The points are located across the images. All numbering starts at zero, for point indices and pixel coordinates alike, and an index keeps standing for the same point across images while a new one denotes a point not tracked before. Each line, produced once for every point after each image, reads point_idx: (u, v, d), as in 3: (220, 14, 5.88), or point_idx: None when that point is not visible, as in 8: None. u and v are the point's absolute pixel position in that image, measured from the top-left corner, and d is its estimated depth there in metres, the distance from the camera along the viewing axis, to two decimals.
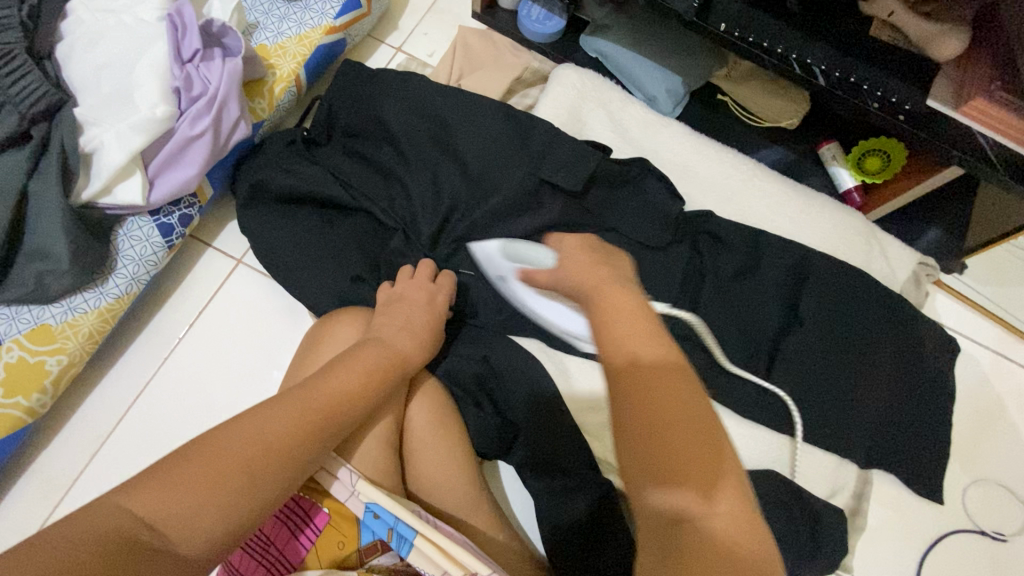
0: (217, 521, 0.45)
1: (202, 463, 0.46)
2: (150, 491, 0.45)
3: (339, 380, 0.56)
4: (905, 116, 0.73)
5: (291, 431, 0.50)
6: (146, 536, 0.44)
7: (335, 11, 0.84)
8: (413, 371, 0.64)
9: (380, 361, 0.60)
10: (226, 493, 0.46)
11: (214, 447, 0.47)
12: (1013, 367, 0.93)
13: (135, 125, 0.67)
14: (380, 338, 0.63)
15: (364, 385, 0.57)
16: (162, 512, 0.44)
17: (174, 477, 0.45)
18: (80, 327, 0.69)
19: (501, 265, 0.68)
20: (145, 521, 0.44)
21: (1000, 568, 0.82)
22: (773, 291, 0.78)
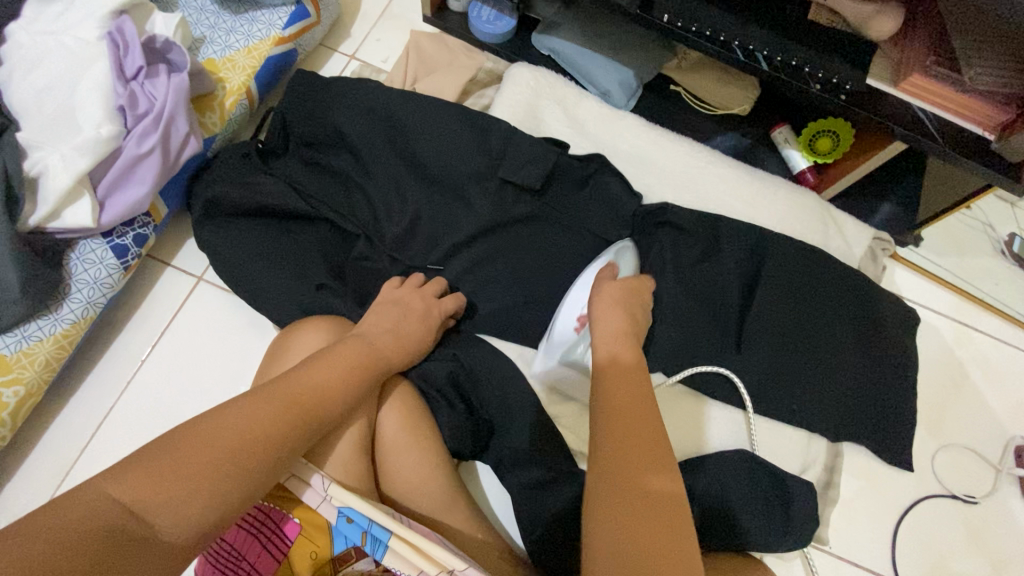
0: (204, 509, 0.45)
1: (187, 459, 0.46)
2: (132, 480, 0.44)
3: (309, 380, 0.56)
4: (846, 96, 0.75)
5: (253, 441, 0.49)
6: (131, 526, 0.43)
7: (284, 22, 0.84)
8: (382, 376, 0.64)
9: (346, 368, 0.59)
10: (195, 497, 0.45)
11: (192, 442, 0.47)
12: (972, 334, 0.96)
13: (79, 146, 0.65)
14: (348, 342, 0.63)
15: (329, 393, 0.57)
16: (148, 501, 0.44)
17: (160, 470, 0.45)
18: (36, 355, 0.68)
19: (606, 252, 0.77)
20: (131, 511, 0.43)
21: (972, 529, 0.84)
22: (734, 275, 0.80)
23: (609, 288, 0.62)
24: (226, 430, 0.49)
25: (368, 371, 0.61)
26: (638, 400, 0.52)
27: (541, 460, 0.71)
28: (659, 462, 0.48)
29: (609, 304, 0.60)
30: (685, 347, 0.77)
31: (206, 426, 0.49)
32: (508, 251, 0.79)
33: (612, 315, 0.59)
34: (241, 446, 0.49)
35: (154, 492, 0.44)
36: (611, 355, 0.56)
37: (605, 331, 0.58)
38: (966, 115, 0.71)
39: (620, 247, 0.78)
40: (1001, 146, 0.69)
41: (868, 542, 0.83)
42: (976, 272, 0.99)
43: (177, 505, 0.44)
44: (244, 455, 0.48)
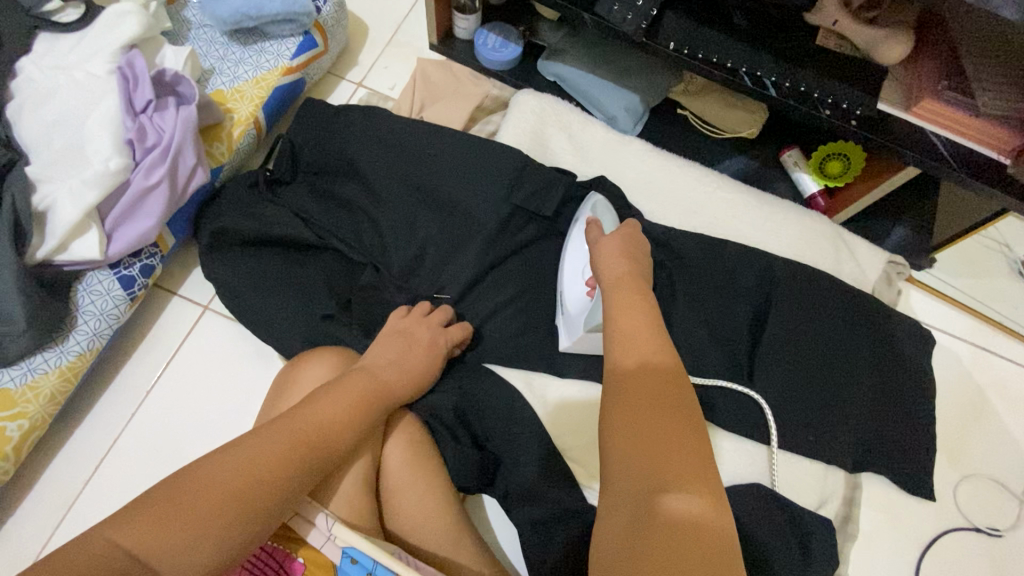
0: (208, 550, 0.45)
1: (191, 501, 0.46)
2: (134, 524, 0.44)
3: (315, 415, 0.55)
4: (859, 120, 0.74)
5: (257, 480, 0.48)
6: (136, 568, 0.43)
7: (292, 52, 0.84)
8: (388, 410, 0.62)
9: (353, 403, 0.58)
10: (195, 539, 0.45)
11: (196, 482, 0.47)
12: (991, 358, 0.93)
13: (88, 180, 0.65)
14: (359, 373, 0.62)
15: (335, 431, 0.55)
16: (153, 545, 0.44)
17: (166, 512, 0.45)
18: (41, 389, 0.67)
19: (580, 211, 0.75)
20: (133, 554, 0.43)
21: (997, 564, 0.81)
22: (745, 303, 0.78)
23: (604, 243, 0.64)
24: (229, 466, 0.48)
25: (373, 405, 0.60)
26: (656, 404, 0.47)
27: (548, 493, 0.70)
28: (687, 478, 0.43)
29: (610, 253, 0.62)
30: (695, 377, 0.76)
31: (209, 467, 0.48)
32: (515, 279, 0.78)
33: (634, 314, 0.55)
34: (241, 485, 0.48)
35: (155, 532, 0.44)
36: (637, 362, 0.50)
37: (610, 276, 0.60)
38: (980, 138, 0.70)
39: (592, 202, 0.75)
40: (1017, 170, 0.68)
41: None
42: None
43: (177, 545, 0.44)
44: (245, 494, 0.48)
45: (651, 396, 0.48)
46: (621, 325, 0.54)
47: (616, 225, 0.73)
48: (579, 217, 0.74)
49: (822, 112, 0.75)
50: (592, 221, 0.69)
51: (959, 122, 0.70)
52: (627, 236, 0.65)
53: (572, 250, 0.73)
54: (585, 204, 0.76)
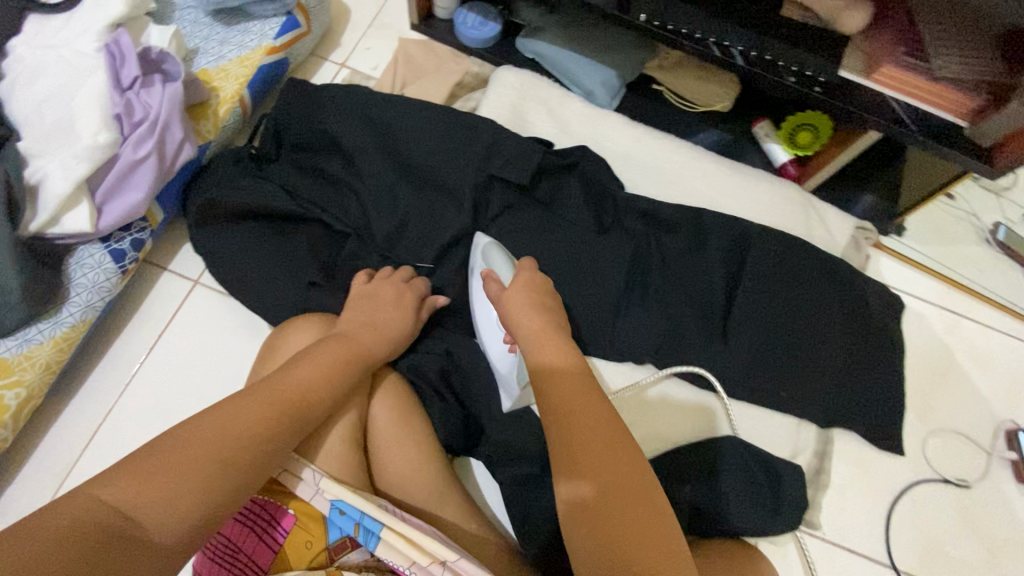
0: (197, 502, 0.46)
1: (181, 458, 0.47)
2: (124, 479, 0.45)
3: (301, 371, 0.58)
4: (822, 88, 0.78)
5: (246, 431, 0.51)
6: (123, 525, 0.43)
7: (275, 32, 0.86)
8: (370, 366, 0.65)
9: (337, 359, 0.61)
10: (189, 492, 0.46)
11: (187, 433, 0.49)
12: (959, 320, 0.97)
13: (77, 154, 0.67)
14: (343, 334, 0.65)
15: (319, 384, 0.58)
16: (143, 501, 0.44)
17: (156, 466, 0.46)
18: (37, 358, 0.69)
19: (474, 259, 0.75)
20: (122, 511, 0.44)
21: (964, 513, 0.85)
22: (718, 266, 0.81)
23: (512, 294, 0.63)
24: (219, 421, 0.51)
25: (354, 362, 0.63)
26: (589, 417, 0.51)
27: (533, 452, 0.72)
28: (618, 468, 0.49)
29: (521, 309, 0.62)
30: (671, 338, 0.79)
31: (200, 419, 0.50)
32: (497, 247, 0.81)
33: (517, 296, 0.63)
34: (231, 436, 0.50)
35: (148, 487, 0.45)
36: (552, 363, 0.56)
37: (530, 330, 0.60)
38: (945, 106, 0.73)
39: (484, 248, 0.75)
40: (973, 131, 0.72)
41: (861, 528, 0.83)
42: (960, 260, 1.02)
43: (171, 499, 0.45)
44: (236, 445, 0.50)
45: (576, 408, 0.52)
46: (539, 352, 0.58)
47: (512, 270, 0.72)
48: (474, 270, 0.74)
49: (785, 79, 0.79)
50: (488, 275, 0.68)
51: (915, 87, 0.73)
52: (533, 281, 0.66)
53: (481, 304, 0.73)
54: (478, 251, 0.75)
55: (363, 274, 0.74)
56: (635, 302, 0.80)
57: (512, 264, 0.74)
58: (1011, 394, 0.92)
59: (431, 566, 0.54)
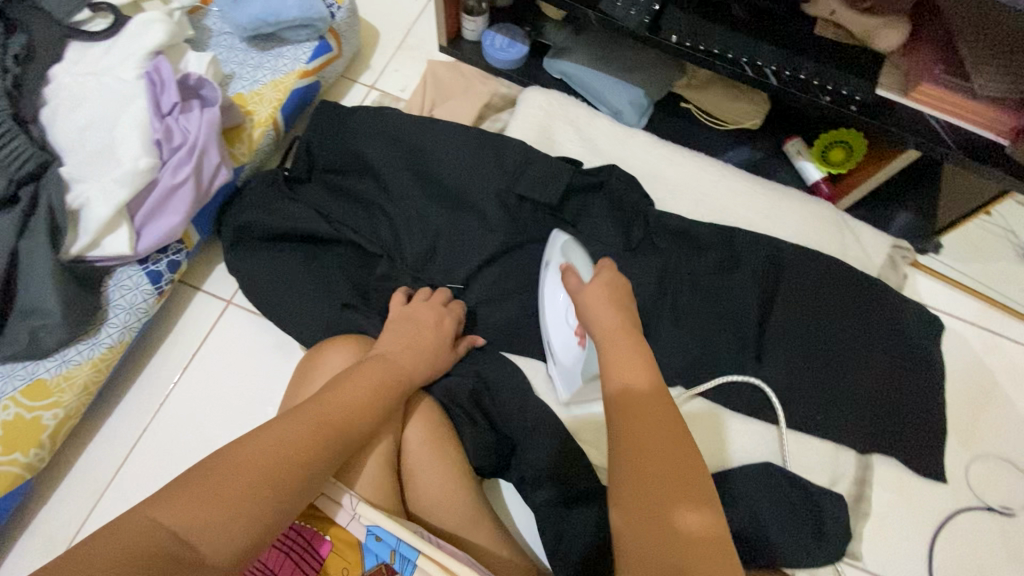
0: (244, 526, 0.46)
1: (231, 480, 0.47)
2: (175, 503, 0.45)
3: (340, 395, 0.58)
4: (858, 106, 0.76)
5: (293, 454, 0.50)
6: (176, 547, 0.44)
7: (308, 56, 0.88)
8: (408, 391, 0.65)
9: (374, 383, 0.61)
10: (240, 516, 0.46)
11: (233, 458, 0.48)
12: (1000, 341, 0.95)
13: (119, 179, 0.69)
14: (381, 356, 0.65)
15: (360, 408, 0.58)
16: (196, 524, 0.44)
17: (207, 488, 0.46)
18: (75, 379, 0.70)
19: (552, 255, 0.74)
20: (175, 533, 0.44)
21: (1011, 543, 0.81)
22: (753, 287, 0.80)
23: (591, 292, 0.59)
24: (265, 443, 0.50)
25: (392, 387, 0.62)
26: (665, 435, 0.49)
27: (565, 477, 0.72)
28: (693, 497, 0.47)
29: (599, 304, 0.58)
30: (705, 360, 0.78)
31: (245, 443, 0.50)
32: (526, 268, 0.81)
33: (594, 286, 0.60)
34: (279, 458, 0.49)
35: (200, 509, 0.45)
36: (628, 387, 0.52)
37: (604, 327, 0.57)
38: (983, 123, 0.72)
39: (560, 243, 0.75)
40: (1015, 151, 0.70)
41: (903, 557, 0.80)
42: (999, 278, 0.99)
43: (223, 519, 0.45)
44: (283, 468, 0.49)
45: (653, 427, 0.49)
46: (622, 379, 0.52)
47: (591, 267, 0.70)
48: (552, 264, 0.73)
49: (822, 99, 0.76)
50: (567, 269, 0.66)
51: (955, 104, 0.72)
52: (611, 281, 0.61)
53: (550, 296, 0.73)
54: (555, 245, 0.75)
55: (399, 292, 0.75)
56: (666, 323, 0.79)
57: (590, 261, 0.72)
58: None
59: None
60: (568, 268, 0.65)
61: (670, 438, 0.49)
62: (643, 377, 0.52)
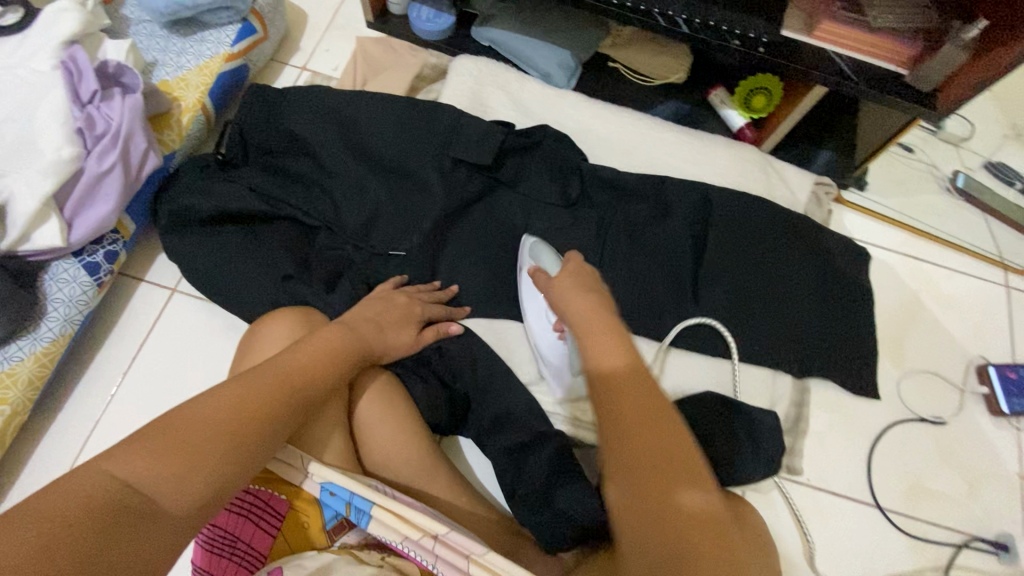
0: (206, 480, 0.46)
1: (191, 434, 0.47)
2: (135, 456, 0.44)
3: (298, 355, 0.58)
4: (765, 48, 0.80)
5: (252, 408, 0.51)
6: (134, 500, 0.43)
7: (232, 39, 0.88)
8: (367, 352, 0.66)
9: (327, 344, 0.61)
10: (203, 465, 0.46)
11: (190, 424, 0.48)
12: (927, 267, 1.00)
13: (43, 170, 0.68)
14: (345, 323, 0.66)
15: (318, 367, 0.59)
16: (156, 471, 0.44)
17: (170, 443, 0.46)
18: (19, 375, 0.70)
19: (522, 258, 0.80)
20: (135, 485, 0.43)
21: (943, 449, 0.87)
22: (684, 231, 0.84)
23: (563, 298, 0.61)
24: (224, 401, 0.51)
25: (351, 353, 0.64)
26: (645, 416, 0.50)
27: (517, 422, 0.75)
28: (687, 475, 0.47)
29: (573, 296, 0.61)
30: (645, 304, 0.82)
31: (199, 406, 0.49)
32: (467, 231, 0.83)
33: (561, 278, 0.64)
34: (240, 413, 0.50)
35: (162, 458, 0.45)
36: (611, 369, 0.54)
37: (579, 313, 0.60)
38: (884, 55, 0.76)
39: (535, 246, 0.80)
40: (913, 77, 0.76)
41: (844, 470, 0.85)
42: (920, 209, 1.05)
43: (183, 471, 0.45)
44: (242, 424, 0.50)
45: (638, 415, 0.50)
46: (600, 359, 0.56)
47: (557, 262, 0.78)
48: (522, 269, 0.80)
49: (731, 43, 0.80)
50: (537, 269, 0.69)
51: (854, 39, 0.76)
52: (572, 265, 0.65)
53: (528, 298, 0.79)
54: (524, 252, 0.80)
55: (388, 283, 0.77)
56: (605, 272, 0.83)
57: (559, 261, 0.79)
58: (979, 332, 0.96)
59: (423, 538, 0.56)
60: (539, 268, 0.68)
61: (647, 415, 0.50)
62: (621, 357, 0.55)
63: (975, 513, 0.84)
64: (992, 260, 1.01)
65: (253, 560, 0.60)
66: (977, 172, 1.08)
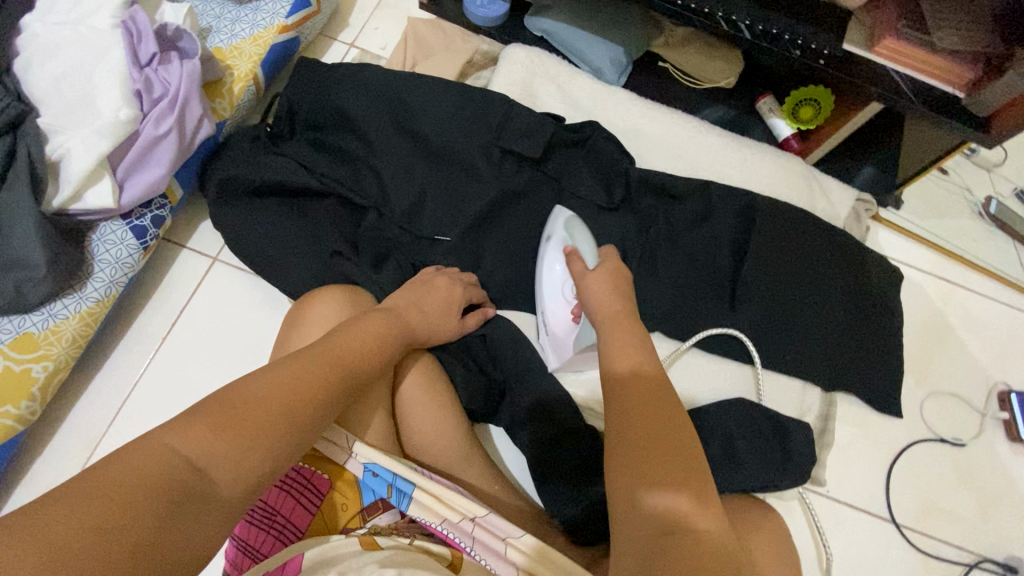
0: (264, 457, 0.47)
1: (245, 411, 0.47)
2: (191, 431, 0.44)
3: (353, 340, 0.59)
4: (827, 61, 0.81)
5: (308, 387, 0.52)
6: (194, 476, 0.43)
7: (286, 11, 0.87)
8: (413, 338, 0.67)
9: (378, 330, 0.62)
10: (259, 445, 0.47)
11: (251, 398, 0.48)
12: (956, 290, 1.01)
13: (99, 129, 0.68)
14: (391, 309, 0.66)
15: (369, 348, 0.60)
16: (212, 452, 0.44)
17: (230, 419, 0.46)
18: (63, 332, 0.71)
19: (556, 228, 0.75)
20: (192, 462, 0.43)
21: (960, 470, 0.89)
22: (727, 237, 0.85)
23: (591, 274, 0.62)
24: (283, 376, 0.51)
25: (396, 338, 0.64)
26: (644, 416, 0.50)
27: (552, 416, 0.74)
28: (681, 485, 0.46)
29: (599, 283, 0.61)
30: (683, 307, 0.83)
31: (261, 382, 0.50)
32: (511, 221, 0.83)
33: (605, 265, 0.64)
34: (298, 392, 0.51)
35: (219, 439, 0.45)
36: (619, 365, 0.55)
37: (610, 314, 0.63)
38: (943, 77, 0.76)
39: (563, 220, 0.76)
40: (969, 101, 0.76)
41: (862, 484, 0.87)
42: (954, 231, 1.05)
43: (243, 448, 0.46)
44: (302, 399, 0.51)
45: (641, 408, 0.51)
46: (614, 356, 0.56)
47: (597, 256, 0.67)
48: (554, 240, 0.75)
49: (792, 53, 0.81)
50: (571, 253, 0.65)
51: (916, 59, 0.76)
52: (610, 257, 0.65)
53: (548, 268, 0.75)
54: (558, 221, 0.76)
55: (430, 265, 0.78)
56: (644, 272, 0.83)
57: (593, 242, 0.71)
58: (1003, 358, 0.97)
59: (463, 522, 0.58)
60: (573, 251, 0.65)
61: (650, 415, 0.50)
62: (631, 359, 0.55)
63: (987, 534, 0.86)
64: (1020, 288, 1.01)
65: (289, 535, 0.61)
66: (1009, 200, 1.08)
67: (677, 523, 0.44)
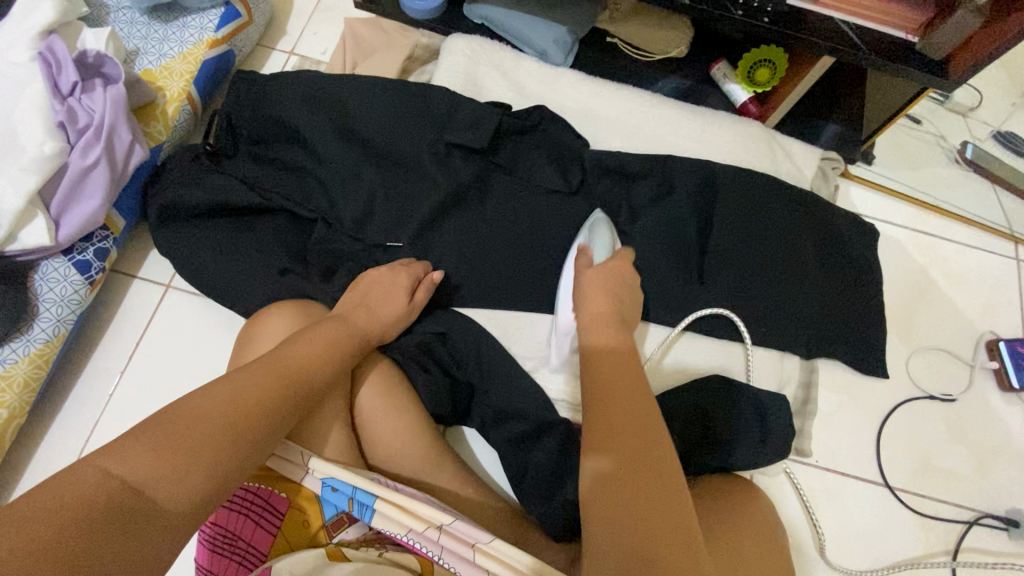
0: (200, 482, 0.44)
1: (175, 438, 0.45)
2: (119, 464, 0.43)
3: (296, 352, 0.57)
4: (771, 17, 0.76)
5: (245, 406, 0.50)
6: (120, 508, 0.41)
7: (215, 24, 0.85)
8: (365, 346, 0.65)
9: (329, 340, 0.60)
10: (193, 470, 0.44)
11: (182, 421, 0.46)
12: (936, 242, 0.98)
13: (26, 166, 0.66)
14: (342, 317, 0.65)
15: (315, 361, 0.58)
16: (142, 479, 0.42)
17: (158, 449, 0.44)
18: (14, 377, 0.69)
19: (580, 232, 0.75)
20: (116, 496, 0.41)
21: (952, 426, 0.86)
22: (690, 210, 0.82)
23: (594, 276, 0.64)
24: (221, 398, 0.49)
25: (347, 347, 0.62)
26: (625, 389, 0.52)
27: (520, 413, 0.73)
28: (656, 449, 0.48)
29: (598, 290, 0.63)
30: (651, 287, 0.80)
31: (199, 403, 0.48)
32: (462, 218, 0.80)
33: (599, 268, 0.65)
34: (234, 412, 0.49)
35: (148, 468, 0.43)
36: (604, 345, 0.57)
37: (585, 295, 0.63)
38: (892, 22, 0.74)
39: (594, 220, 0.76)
40: (923, 45, 0.73)
41: (851, 450, 0.85)
42: (929, 181, 1.02)
43: (176, 475, 0.43)
44: (238, 419, 0.48)
45: (617, 375, 0.54)
46: (596, 337, 0.58)
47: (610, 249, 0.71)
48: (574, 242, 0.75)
49: (735, 13, 0.77)
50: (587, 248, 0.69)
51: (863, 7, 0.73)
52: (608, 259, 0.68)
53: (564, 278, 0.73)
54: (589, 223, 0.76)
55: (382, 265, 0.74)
56: None
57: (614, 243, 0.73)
58: (988, 306, 0.94)
59: (428, 531, 0.55)
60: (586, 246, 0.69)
61: (630, 387, 0.53)
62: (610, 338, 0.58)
63: (985, 489, 0.83)
64: (1002, 232, 0.98)
65: (252, 559, 0.59)
66: (987, 142, 1.05)
67: (661, 493, 0.45)
